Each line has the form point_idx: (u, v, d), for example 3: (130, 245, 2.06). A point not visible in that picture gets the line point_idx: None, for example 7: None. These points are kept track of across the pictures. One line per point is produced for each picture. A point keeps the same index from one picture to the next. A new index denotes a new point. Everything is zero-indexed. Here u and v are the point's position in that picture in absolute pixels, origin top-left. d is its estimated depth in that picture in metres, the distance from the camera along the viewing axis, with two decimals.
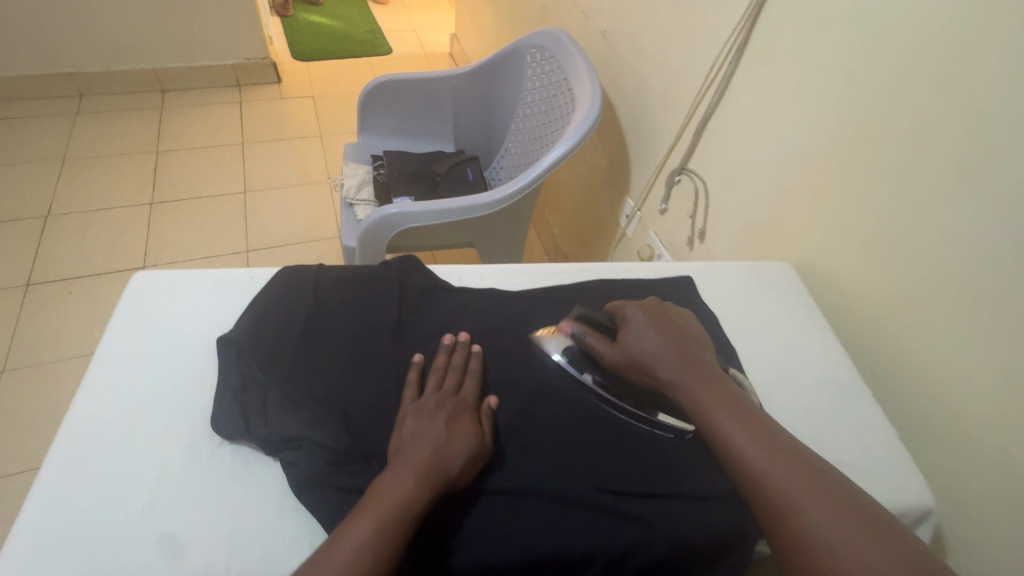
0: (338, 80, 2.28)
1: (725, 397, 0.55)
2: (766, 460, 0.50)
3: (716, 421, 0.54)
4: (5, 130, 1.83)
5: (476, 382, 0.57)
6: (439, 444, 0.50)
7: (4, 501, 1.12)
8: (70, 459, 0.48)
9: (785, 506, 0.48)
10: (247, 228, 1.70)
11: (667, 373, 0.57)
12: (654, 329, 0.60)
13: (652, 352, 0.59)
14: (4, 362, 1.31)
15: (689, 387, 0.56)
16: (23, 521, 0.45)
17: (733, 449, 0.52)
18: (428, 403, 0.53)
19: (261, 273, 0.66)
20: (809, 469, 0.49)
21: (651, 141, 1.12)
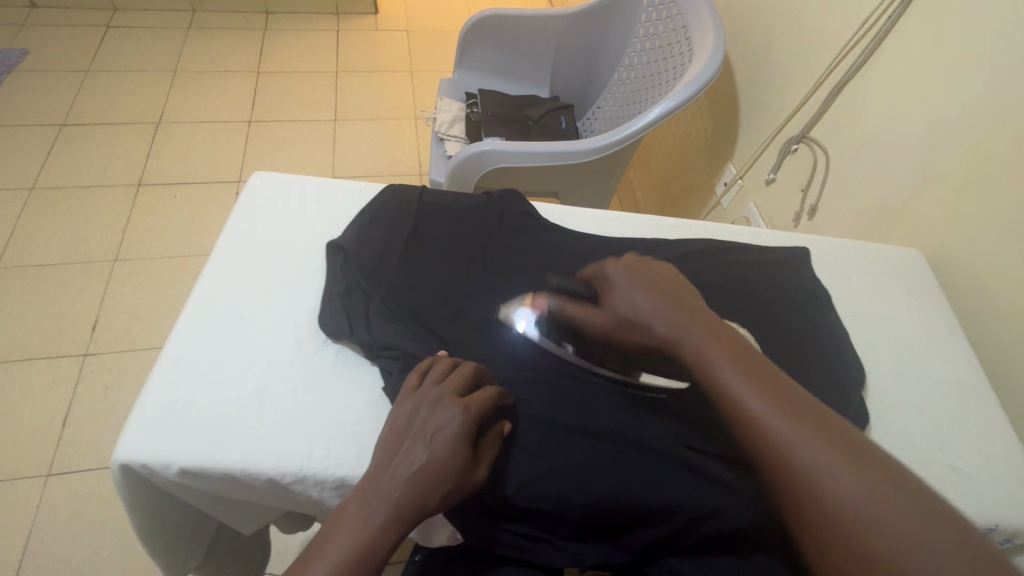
0: (433, 16, 2.25)
1: (738, 351, 0.46)
2: (788, 428, 0.40)
3: (728, 384, 0.44)
4: (126, 37, 1.95)
5: (491, 391, 0.50)
6: (427, 471, 0.43)
7: (113, 374, 1.25)
8: (194, 334, 0.53)
9: (798, 469, 0.39)
10: (334, 155, 1.74)
11: (665, 327, 0.48)
12: (642, 283, 0.51)
13: (643, 310, 0.49)
14: (117, 252, 1.44)
15: (695, 341, 0.46)
16: (154, 381, 0.49)
17: (746, 411, 0.42)
18: (424, 402, 0.47)
19: (368, 188, 0.69)
20: (835, 431, 0.41)
21: (769, 103, 1.02)
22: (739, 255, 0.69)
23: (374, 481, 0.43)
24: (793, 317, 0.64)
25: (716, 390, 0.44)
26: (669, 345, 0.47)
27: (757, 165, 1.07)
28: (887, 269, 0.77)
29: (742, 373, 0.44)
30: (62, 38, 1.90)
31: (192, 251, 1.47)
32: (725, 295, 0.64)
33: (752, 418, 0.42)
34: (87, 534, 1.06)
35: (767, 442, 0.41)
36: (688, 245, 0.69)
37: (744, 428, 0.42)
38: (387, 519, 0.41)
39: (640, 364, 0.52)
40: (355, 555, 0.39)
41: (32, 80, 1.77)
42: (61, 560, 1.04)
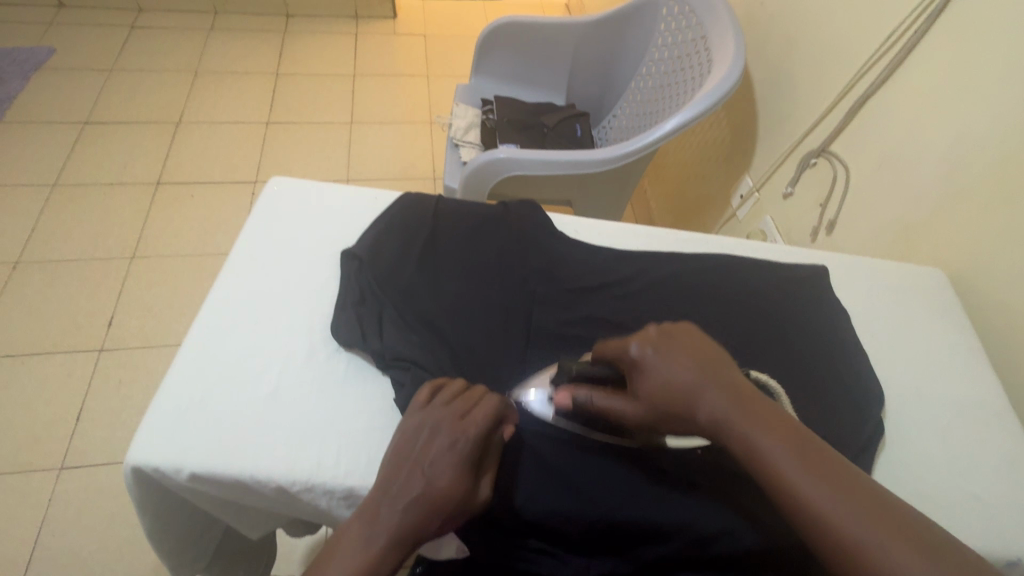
0: (451, 21, 2.26)
1: (791, 438, 0.41)
2: (857, 524, 0.36)
3: (788, 479, 0.39)
4: (149, 38, 1.98)
5: (493, 405, 0.48)
6: (428, 496, 0.42)
7: (128, 370, 1.27)
8: (208, 337, 0.53)
9: (875, 573, 0.35)
10: (349, 157, 1.75)
11: (708, 415, 0.43)
12: (678, 364, 0.45)
13: (682, 389, 0.44)
14: (134, 249, 1.46)
15: (740, 426, 0.42)
16: (168, 383, 0.50)
17: (807, 502, 0.38)
18: (428, 422, 0.47)
19: (384, 196, 0.69)
20: (901, 520, 0.37)
21: (789, 115, 1.01)
22: (756, 271, 0.68)
23: (375, 503, 0.43)
24: (811, 335, 0.63)
25: (775, 485, 0.40)
26: (717, 434, 0.42)
27: (774, 178, 1.06)
28: (909, 288, 0.75)
29: (801, 466, 0.39)
30: (88, 37, 1.94)
31: (207, 251, 1.49)
32: (741, 311, 0.63)
33: (815, 515, 0.37)
34: (96, 529, 1.07)
35: (834, 542, 0.37)
36: (704, 259, 0.69)
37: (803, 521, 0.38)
38: (387, 546, 0.41)
39: (667, 434, 0.48)
40: None
41: (56, 78, 1.80)
42: (70, 554, 1.05)
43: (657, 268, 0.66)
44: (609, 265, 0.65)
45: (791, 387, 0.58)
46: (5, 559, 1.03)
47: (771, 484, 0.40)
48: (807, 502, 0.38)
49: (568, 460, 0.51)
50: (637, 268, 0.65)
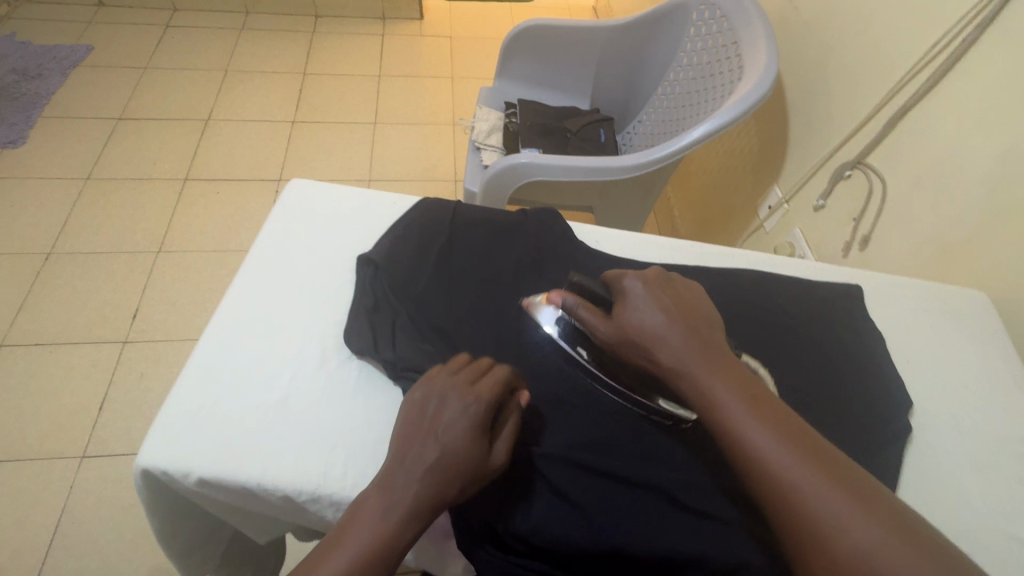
0: (477, 23, 2.26)
1: (738, 380, 0.45)
2: (780, 454, 0.40)
3: (727, 413, 0.43)
4: (183, 37, 2.02)
5: (502, 375, 0.48)
6: (442, 461, 0.42)
7: (150, 362, 1.29)
8: (223, 340, 0.53)
9: (784, 495, 0.39)
10: (371, 158, 1.76)
11: (670, 357, 0.46)
12: (655, 303, 0.49)
13: (653, 330, 0.47)
14: (161, 244, 1.49)
15: (695, 370, 0.45)
16: (181, 386, 0.49)
17: (745, 441, 0.42)
18: (436, 390, 0.47)
19: (403, 201, 0.68)
20: (822, 453, 0.41)
21: (823, 125, 0.98)
22: (785, 288, 0.66)
23: (388, 473, 0.42)
24: (843, 359, 0.60)
25: (716, 420, 0.44)
26: (673, 372, 0.46)
27: (805, 189, 1.02)
28: (947, 311, 0.72)
29: (740, 401, 0.43)
30: (125, 35, 2.00)
31: (230, 247, 1.51)
32: (768, 331, 0.60)
33: (742, 443, 0.42)
34: (113, 519, 1.09)
35: (757, 468, 0.41)
36: (730, 275, 0.66)
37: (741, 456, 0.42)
38: (404, 514, 0.40)
39: (642, 377, 0.50)
40: (373, 550, 0.39)
41: (94, 75, 1.86)
42: (88, 543, 1.07)
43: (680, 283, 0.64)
44: None
45: (820, 414, 0.55)
46: (27, 544, 1.06)
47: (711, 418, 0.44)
48: (739, 433, 0.42)
49: (577, 481, 0.49)
50: None
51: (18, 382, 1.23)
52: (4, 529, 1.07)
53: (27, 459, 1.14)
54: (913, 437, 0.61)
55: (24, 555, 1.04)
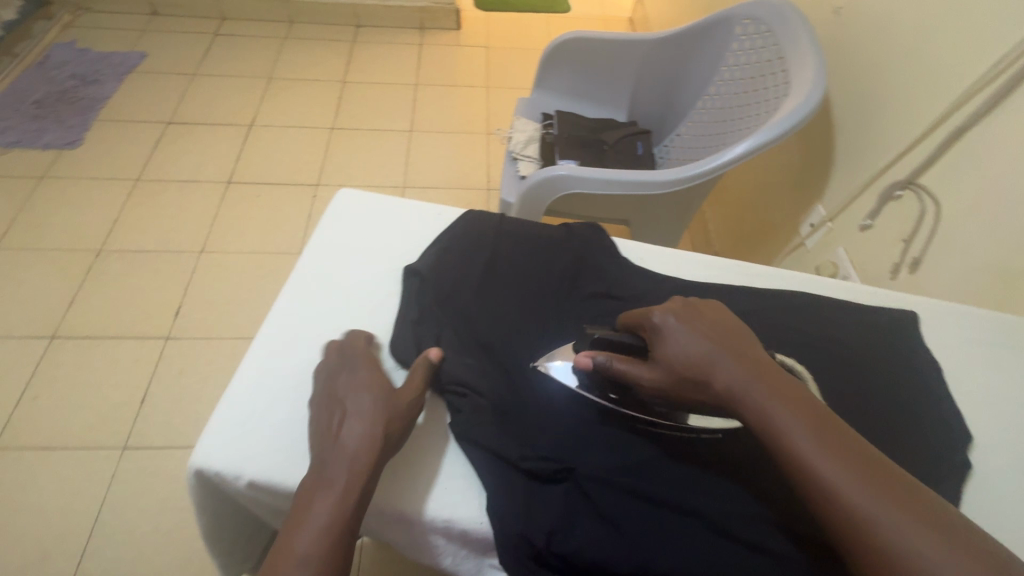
0: (513, 34, 2.29)
1: (798, 405, 0.43)
2: (855, 485, 0.38)
3: (795, 443, 0.41)
4: (230, 45, 2.10)
5: (362, 343, 0.53)
6: (366, 417, 0.45)
7: (190, 359, 1.33)
8: (274, 346, 0.54)
9: (859, 526, 0.37)
10: (406, 165, 1.79)
11: (722, 382, 0.45)
12: (694, 331, 0.47)
13: (699, 358, 0.46)
14: (203, 244, 1.54)
15: (752, 396, 0.44)
16: (235, 389, 0.51)
17: (813, 470, 0.40)
18: (333, 374, 0.50)
19: (447, 213, 0.69)
20: (894, 478, 0.39)
21: (872, 144, 0.95)
22: (836, 312, 0.64)
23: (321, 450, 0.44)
24: (897, 388, 0.57)
25: (783, 451, 0.42)
26: (729, 398, 0.45)
27: (850, 208, 0.99)
28: (1005, 340, 0.69)
29: (809, 430, 0.41)
30: (176, 43, 2.08)
31: (268, 249, 1.55)
32: (817, 356, 0.59)
33: (817, 476, 0.40)
34: (149, 511, 1.13)
35: (834, 502, 0.38)
36: (778, 298, 0.65)
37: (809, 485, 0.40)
38: (349, 475, 0.42)
39: (687, 409, 0.49)
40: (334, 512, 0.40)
41: (146, 81, 1.94)
42: (126, 532, 1.10)
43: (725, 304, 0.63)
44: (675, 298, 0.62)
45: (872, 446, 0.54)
46: (69, 531, 1.09)
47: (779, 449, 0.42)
48: (806, 459, 0.40)
49: (622, 504, 0.48)
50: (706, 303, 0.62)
51: (66, 373, 1.29)
52: (48, 515, 1.11)
53: (72, 447, 1.19)
54: (972, 471, 0.58)
55: (66, 541, 1.08)
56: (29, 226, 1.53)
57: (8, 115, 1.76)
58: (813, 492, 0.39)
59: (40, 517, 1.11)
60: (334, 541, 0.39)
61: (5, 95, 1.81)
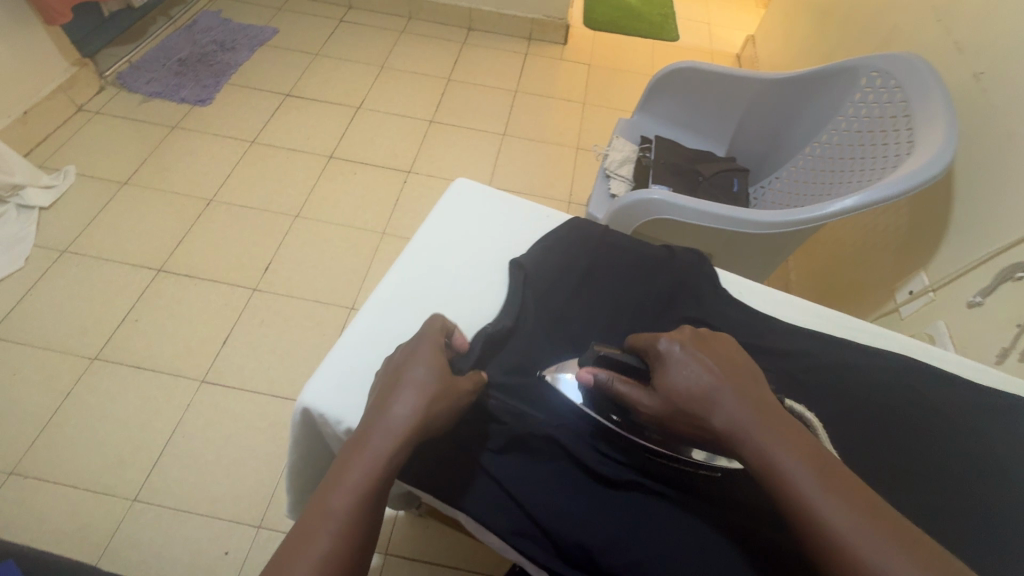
0: (618, 55, 2.32)
1: (804, 447, 0.42)
2: (858, 530, 0.38)
3: (795, 486, 0.40)
4: (352, 32, 2.25)
5: (433, 334, 0.54)
6: (416, 396, 0.47)
7: (270, 312, 1.43)
8: (385, 309, 0.61)
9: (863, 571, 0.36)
10: (494, 166, 1.85)
11: (724, 421, 0.44)
12: (699, 363, 0.47)
13: (702, 394, 0.46)
14: (300, 210, 1.66)
15: (757, 437, 0.43)
16: (348, 340, 0.58)
17: (820, 516, 0.39)
18: (395, 363, 0.51)
19: (555, 216, 0.74)
20: (898, 523, 0.38)
21: (996, 218, 0.89)
22: (942, 382, 0.61)
23: (373, 409, 0.48)
24: (993, 477, 0.54)
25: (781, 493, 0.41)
26: (730, 436, 0.44)
27: (957, 282, 0.94)
28: None
29: (810, 472, 0.41)
30: (305, 24, 2.25)
31: (356, 224, 1.64)
32: (910, 427, 0.57)
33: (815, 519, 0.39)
34: (214, 442, 1.22)
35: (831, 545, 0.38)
36: (874, 357, 0.63)
37: (812, 531, 0.39)
38: (390, 452, 0.44)
39: (685, 443, 0.48)
40: (357, 495, 0.42)
41: (274, 54, 2.11)
42: (192, 459, 1.19)
43: (816, 355, 0.62)
44: (766, 339, 0.63)
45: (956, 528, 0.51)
46: (144, 447, 1.20)
47: (776, 490, 0.41)
48: (810, 501, 0.39)
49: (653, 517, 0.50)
50: (798, 350, 0.63)
51: (165, 304, 1.42)
52: (130, 427, 1.22)
53: (159, 371, 1.31)
54: None
55: (140, 454, 1.19)
56: (155, 168, 1.70)
57: (156, 68, 1.97)
58: (814, 535, 0.39)
59: (123, 428, 1.22)
60: (358, 512, 0.42)
61: (155, 51, 2.02)
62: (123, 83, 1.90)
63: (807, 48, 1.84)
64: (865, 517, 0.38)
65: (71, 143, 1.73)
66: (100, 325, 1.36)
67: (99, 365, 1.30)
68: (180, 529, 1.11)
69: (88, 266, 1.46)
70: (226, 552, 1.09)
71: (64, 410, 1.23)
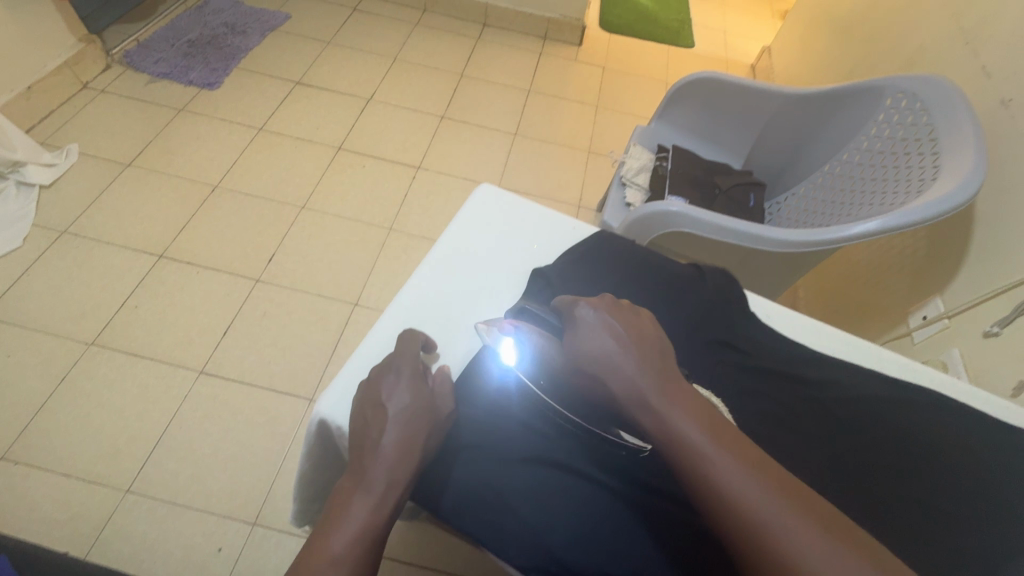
0: (633, 58, 2.30)
1: (697, 407, 0.45)
2: (736, 478, 0.39)
3: (687, 442, 0.42)
4: (365, 22, 2.22)
5: (408, 359, 0.56)
6: (402, 426, 0.49)
7: (272, 304, 1.41)
8: (409, 315, 0.64)
9: (737, 511, 0.38)
10: (505, 166, 1.83)
11: (625, 383, 0.47)
12: (607, 331, 0.51)
13: (607, 360, 0.49)
14: (306, 201, 1.64)
15: (652, 397, 0.45)
16: (372, 344, 0.61)
17: (701, 465, 0.41)
18: (373, 392, 0.52)
19: (581, 228, 0.76)
20: (778, 473, 0.40)
21: (1017, 249, 0.89)
22: (968, 416, 0.61)
23: (360, 449, 0.49)
24: None
25: (677, 448, 0.42)
26: (630, 398, 0.46)
27: (973, 309, 0.94)
28: None
29: (697, 423, 0.43)
30: (318, 11, 2.22)
31: (362, 218, 1.62)
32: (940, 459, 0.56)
33: (708, 472, 0.40)
34: (212, 435, 1.20)
35: (721, 497, 0.39)
36: (907, 391, 0.63)
37: (694, 480, 0.41)
38: (387, 487, 0.46)
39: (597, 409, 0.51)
40: (363, 533, 0.43)
41: (285, 40, 2.08)
42: (189, 450, 1.17)
43: (839, 383, 0.62)
44: (787, 365, 0.63)
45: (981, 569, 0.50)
46: (139, 436, 1.18)
47: (672, 446, 0.43)
48: (695, 452, 0.41)
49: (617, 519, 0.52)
50: (821, 377, 0.62)
51: (166, 291, 1.39)
52: (125, 415, 1.20)
53: (158, 359, 1.28)
54: None
55: (135, 444, 1.17)
56: (160, 151, 1.67)
57: (164, 48, 1.93)
58: (692, 485, 0.41)
59: (118, 416, 1.20)
60: (364, 544, 0.42)
61: (164, 31, 1.98)
62: (131, 62, 1.87)
63: (823, 64, 1.83)
64: (744, 466, 0.40)
65: (74, 121, 1.69)
66: (98, 310, 1.34)
67: (96, 350, 1.28)
68: (173, 524, 1.09)
69: (88, 249, 1.43)
70: (219, 548, 1.07)
71: (58, 395, 1.20)
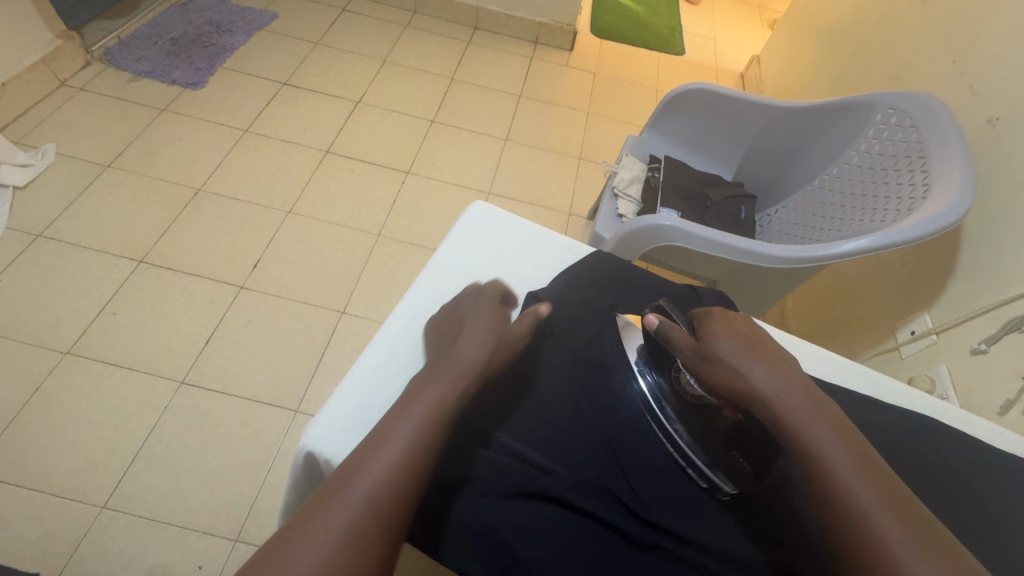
0: (624, 65, 2.30)
1: (840, 431, 0.44)
2: (874, 504, 0.40)
3: (827, 459, 0.42)
4: (354, 23, 2.19)
5: (489, 304, 0.58)
6: (468, 361, 0.50)
7: (256, 312, 1.38)
8: (399, 340, 0.63)
9: (872, 537, 0.38)
10: (495, 172, 1.81)
11: (764, 385, 0.46)
12: (743, 335, 0.50)
13: (743, 360, 0.48)
14: (292, 205, 1.60)
15: (793, 406, 0.45)
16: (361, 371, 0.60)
17: (840, 484, 0.41)
18: (457, 327, 0.55)
19: (575, 247, 0.76)
20: (920, 517, 0.40)
21: (1005, 267, 0.90)
22: (959, 442, 0.61)
23: (423, 376, 0.49)
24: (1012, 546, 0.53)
25: (817, 458, 0.42)
26: (767, 401, 0.46)
27: (961, 326, 0.94)
28: None
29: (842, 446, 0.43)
30: (306, 10, 2.18)
31: (350, 223, 1.59)
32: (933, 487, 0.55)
33: (845, 489, 0.41)
34: (193, 447, 1.17)
35: (853, 513, 0.40)
36: (900, 416, 0.63)
37: (830, 495, 0.41)
38: (433, 413, 0.45)
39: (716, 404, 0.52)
40: (403, 453, 0.42)
41: (272, 40, 2.04)
42: (169, 464, 1.14)
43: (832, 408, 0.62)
44: None
45: None
46: (117, 449, 1.14)
47: (811, 454, 0.43)
48: (834, 470, 0.42)
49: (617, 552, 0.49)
50: None
51: (146, 298, 1.35)
52: (102, 428, 1.16)
53: (137, 369, 1.24)
54: None
55: (113, 457, 1.13)
56: (142, 152, 1.62)
57: (146, 46, 1.88)
58: (827, 499, 0.41)
59: (95, 428, 1.16)
60: (368, 514, 0.39)
61: (147, 28, 1.93)
62: (111, 59, 1.81)
63: (811, 75, 1.85)
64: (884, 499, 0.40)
65: (51, 120, 1.64)
66: (75, 317, 1.29)
67: (72, 360, 1.23)
68: (152, 540, 1.05)
69: (65, 253, 1.39)
70: (199, 565, 1.04)
71: (32, 406, 1.16)
